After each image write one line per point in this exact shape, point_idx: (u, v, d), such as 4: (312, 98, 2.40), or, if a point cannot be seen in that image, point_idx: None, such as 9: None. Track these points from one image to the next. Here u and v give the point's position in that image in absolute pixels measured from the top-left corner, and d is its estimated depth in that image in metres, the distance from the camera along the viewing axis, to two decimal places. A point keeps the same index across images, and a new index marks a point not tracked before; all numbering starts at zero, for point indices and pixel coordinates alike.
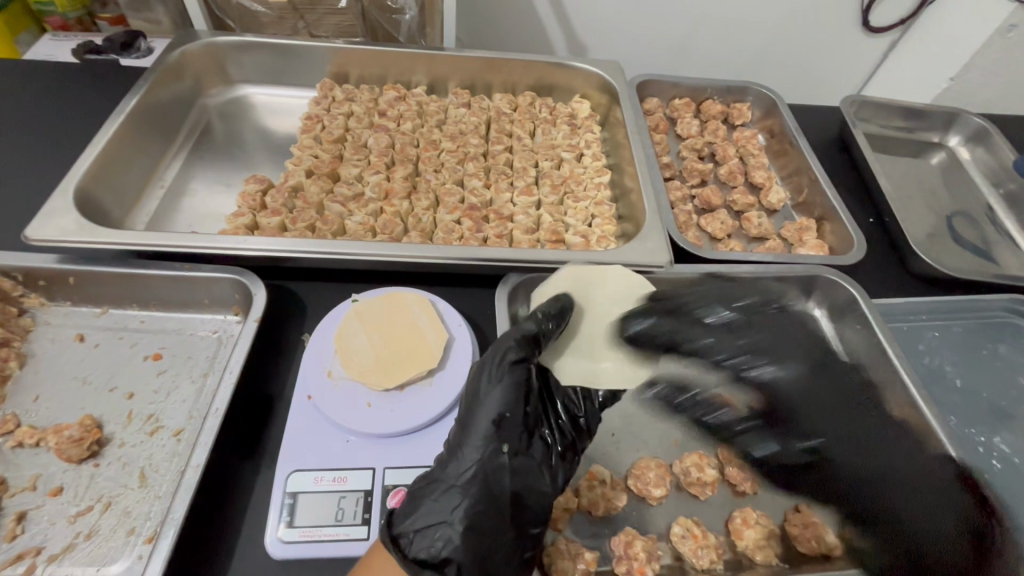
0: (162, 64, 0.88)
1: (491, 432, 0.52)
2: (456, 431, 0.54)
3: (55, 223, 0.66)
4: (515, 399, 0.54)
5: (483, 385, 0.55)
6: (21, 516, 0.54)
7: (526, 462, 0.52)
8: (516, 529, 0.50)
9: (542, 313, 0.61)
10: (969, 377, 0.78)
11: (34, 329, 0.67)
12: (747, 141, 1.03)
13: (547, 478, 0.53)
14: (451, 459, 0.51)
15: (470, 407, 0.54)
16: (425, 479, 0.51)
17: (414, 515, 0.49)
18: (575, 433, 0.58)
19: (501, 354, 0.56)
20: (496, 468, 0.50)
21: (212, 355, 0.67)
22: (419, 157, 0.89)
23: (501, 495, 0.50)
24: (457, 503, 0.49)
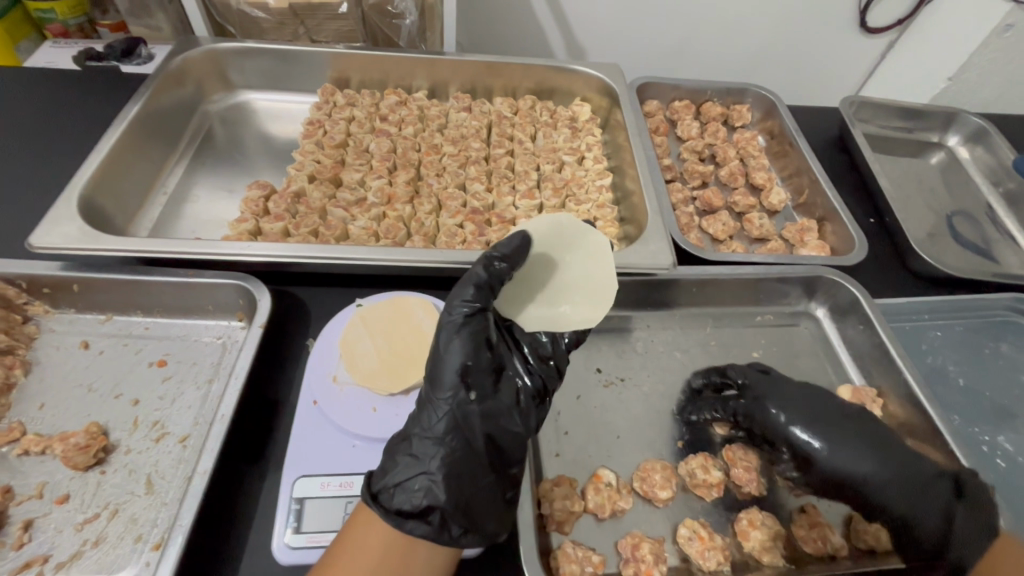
0: (164, 70, 0.89)
1: (456, 382, 0.51)
2: (425, 386, 0.53)
3: (59, 231, 0.66)
4: (476, 347, 0.52)
5: (442, 336, 0.53)
6: (28, 524, 0.54)
7: (494, 407, 0.52)
8: (493, 470, 0.50)
9: (494, 253, 0.56)
10: (972, 376, 0.78)
11: (39, 337, 0.67)
12: (748, 142, 1.04)
13: (517, 419, 0.53)
14: (422, 412, 0.51)
15: (432, 360, 0.53)
16: (401, 436, 0.51)
17: (392, 470, 0.49)
18: (543, 375, 0.57)
19: (454, 305, 0.54)
20: (466, 415, 0.51)
21: (217, 362, 0.67)
22: (421, 162, 0.89)
23: (475, 442, 0.50)
24: (434, 454, 0.49)
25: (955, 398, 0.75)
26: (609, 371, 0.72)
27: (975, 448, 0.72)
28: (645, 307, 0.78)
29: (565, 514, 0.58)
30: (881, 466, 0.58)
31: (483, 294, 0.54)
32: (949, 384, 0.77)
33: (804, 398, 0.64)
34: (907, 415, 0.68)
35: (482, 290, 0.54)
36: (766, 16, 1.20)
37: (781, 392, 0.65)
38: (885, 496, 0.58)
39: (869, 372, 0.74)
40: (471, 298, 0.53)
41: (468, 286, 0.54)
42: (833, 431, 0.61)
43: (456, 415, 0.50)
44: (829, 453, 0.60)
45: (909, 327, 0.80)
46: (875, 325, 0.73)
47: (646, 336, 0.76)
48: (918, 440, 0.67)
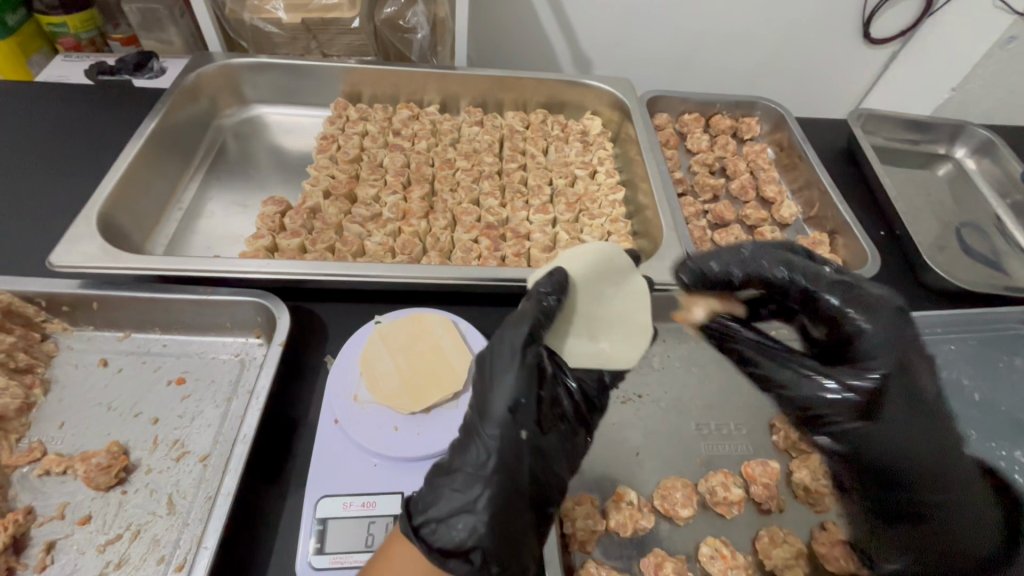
0: (178, 86, 0.89)
1: (508, 419, 0.50)
2: (471, 418, 0.52)
3: (79, 249, 0.66)
4: (529, 384, 0.52)
5: (496, 369, 0.53)
6: (50, 545, 0.54)
7: (542, 445, 0.52)
8: (534, 510, 0.50)
9: (541, 288, 0.57)
10: (987, 390, 0.78)
11: (57, 355, 0.67)
12: (757, 155, 1.05)
13: (559, 460, 0.54)
14: (469, 447, 0.50)
15: (483, 393, 0.52)
16: (441, 469, 0.50)
17: (434, 504, 0.48)
18: (585, 410, 0.57)
19: (511, 339, 0.54)
20: (515, 455, 0.50)
21: (235, 379, 0.67)
22: (435, 176, 0.90)
23: (522, 481, 0.50)
24: (479, 492, 0.48)
25: (970, 413, 0.76)
26: (627, 387, 0.72)
27: (991, 463, 0.72)
28: (661, 321, 0.78)
29: (587, 533, 0.58)
30: (938, 455, 0.57)
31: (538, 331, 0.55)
32: (963, 398, 0.77)
33: (893, 350, 0.57)
34: None
35: (540, 324, 0.55)
36: (773, 29, 1.21)
37: (888, 326, 0.57)
38: (936, 489, 0.56)
39: None
40: (530, 331, 0.54)
41: (524, 322, 0.54)
42: (901, 395, 0.57)
43: (505, 453, 0.49)
44: (898, 420, 0.56)
45: (923, 341, 0.80)
46: None
47: (662, 351, 0.76)
48: None
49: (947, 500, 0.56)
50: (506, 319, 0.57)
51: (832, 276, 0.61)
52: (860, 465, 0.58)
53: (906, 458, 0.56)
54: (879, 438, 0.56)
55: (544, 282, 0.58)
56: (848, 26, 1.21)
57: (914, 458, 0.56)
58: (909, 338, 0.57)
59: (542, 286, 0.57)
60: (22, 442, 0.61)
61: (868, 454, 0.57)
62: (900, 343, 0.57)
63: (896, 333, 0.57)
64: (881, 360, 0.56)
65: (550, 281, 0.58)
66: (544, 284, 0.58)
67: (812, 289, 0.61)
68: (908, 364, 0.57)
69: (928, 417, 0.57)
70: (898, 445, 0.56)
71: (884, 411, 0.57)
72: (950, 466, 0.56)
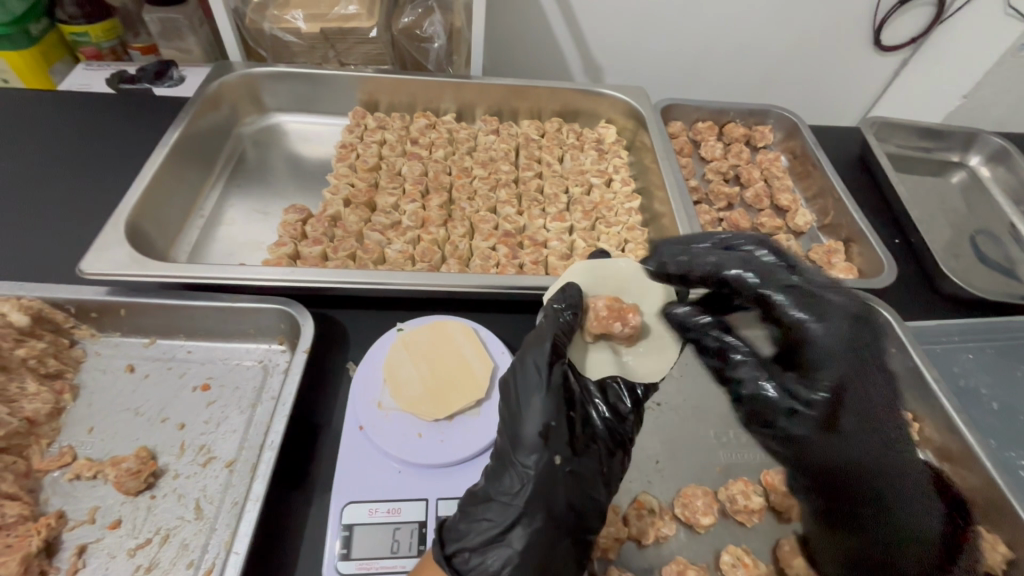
0: (201, 95, 0.91)
1: (539, 446, 0.50)
2: (503, 444, 0.52)
3: (108, 257, 0.67)
4: (558, 406, 0.51)
5: (523, 393, 0.52)
6: (82, 549, 0.55)
7: (579, 468, 0.51)
8: (573, 537, 0.50)
9: (557, 304, 0.60)
10: (1006, 399, 0.78)
11: (85, 360, 0.68)
12: (771, 163, 1.05)
13: (598, 485, 0.52)
14: (502, 475, 0.51)
15: (511, 418, 0.52)
16: (475, 497, 0.51)
17: (470, 534, 0.50)
18: (618, 425, 0.57)
19: (535, 361, 0.53)
20: (549, 482, 0.49)
21: (259, 385, 0.68)
22: (453, 185, 0.91)
23: (559, 509, 0.49)
24: (513, 523, 0.49)
25: (989, 422, 0.76)
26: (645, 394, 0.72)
27: (1012, 472, 0.72)
28: None
29: (610, 541, 0.58)
30: (886, 458, 0.58)
31: (559, 350, 0.55)
32: (981, 406, 0.77)
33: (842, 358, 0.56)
34: (944, 440, 0.68)
35: (561, 342, 0.55)
36: (784, 37, 1.22)
37: (841, 331, 0.56)
38: (880, 487, 0.58)
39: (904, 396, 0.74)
40: (551, 351, 0.54)
41: (546, 342, 0.54)
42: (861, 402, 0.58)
43: (538, 482, 0.49)
44: (850, 422, 0.58)
45: (941, 350, 0.80)
46: (909, 349, 0.73)
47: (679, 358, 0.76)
48: (956, 466, 0.67)
49: (889, 497, 0.57)
50: (528, 337, 0.57)
51: (789, 280, 0.57)
52: (808, 467, 0.60)
53: (863, 460, 0.58)
54: (834, 445, 0.58)
55: (560, 298, 0.61)
56: (859, 35, 1.21)
57: (863, 453, 0.58)
58: (870, 343, 0.57)
59: (558, 302, 0.60)
60: (52, 447, 0.62)
61: (824, 458, 0.59)
62: (847, 346, 0.56)
63: (844, 343, 0.56)
64: (830, 367, 0.56)
65: (565, 296, 0.61)
66: (558, 299, 0.61)
67: (779, 298, 0.56)
68: (863, 371, 0.57)
69: (880, 418, 0.58)
70: (850, 447, 0.58)
71: (844, 413, 0.57)
72: (893, 463, 0.58)
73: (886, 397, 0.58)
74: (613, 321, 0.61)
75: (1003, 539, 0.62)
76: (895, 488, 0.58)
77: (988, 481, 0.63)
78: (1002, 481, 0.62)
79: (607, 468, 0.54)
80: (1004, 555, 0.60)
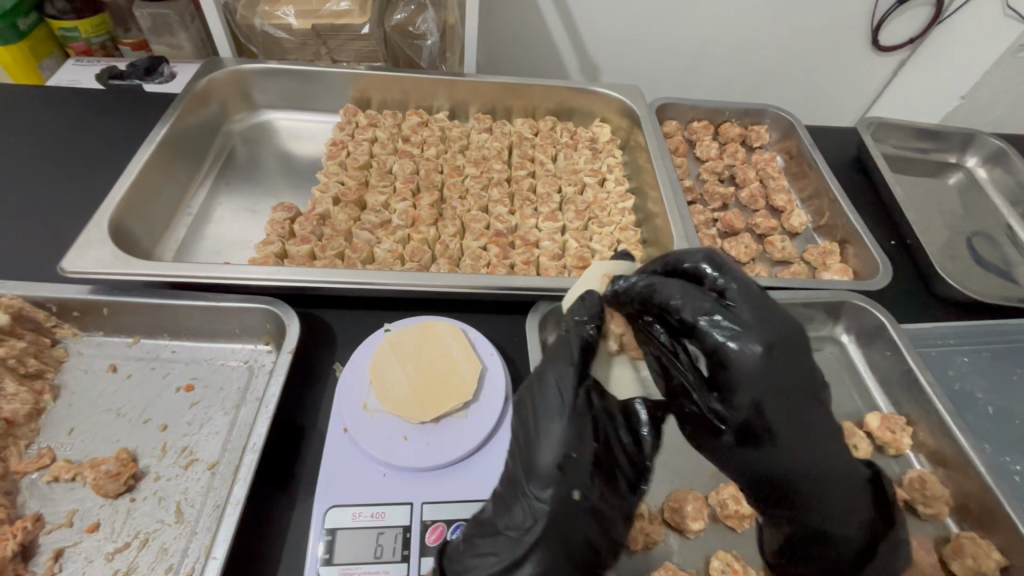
0: (189, 92, 0.89)
1: (556, 479, 0.46)
2: (515, 471, 0.49)
3: (90, 255, 0.66)
4: (580, 436, 0.48)
5: (542, 419, 0.49)
6: (59, 553, 0.54)
7: (599, 504, 0.48)
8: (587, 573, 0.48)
9: (579, 317, 0.54)
10: (1001, 403, 0.77)
11: (67, 360, 0.67)
12: (767, 163, 1.04)
13: (619, 519, 0.49)
14: (514, 506, 0.48)
15: (528, 446, 0.49)
16: (483, 527, 0.49)
17: (476, 568, 0.47)
18: (640, 452, 0.53)
19: (557, 385, 0.50)
20: (566, 517, 0.46)
21: (244, 386, 0.67)
22: (444, 183, 0.90)
23: (573, 545, 0.47)
24: (523, 558, 0.46)
25: (984, 426, 0.75)
26: None
27: (1007, 478, 0.71)
28: None
29: None
30: (829, 482, 0.52)
31: (582, 373, 0.51)
32: (976, 410, 0.76)
33: (771, 379, 0.49)
34: (939, 445, 0.68)
35: (583, 362, 0.51)
36: (781, 37, 1.21)
37: (760, 354, 0.49)
38: (815, 507, 0.53)
39: (898, 400, 0.73)
40: (574, 373, 0.50)
41: (569, 363, 0.50)
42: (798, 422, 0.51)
43: (555, 518, 0.46)
44: (785, 451, 0.51)
45: (935, 353, 0.79)
46: (904, 352, 0.72)
47: None
48: (950, 471, 0.66)
49: (824, 516, 0.53)
50: (547, 354, 0.53)
51: (712, 301, 0.50)
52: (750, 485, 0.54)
53: (806, 485, 0.52)
54: (767, 465, 0.52)
55: (584, 308, 0.55)
56: (856, 35, 1.21)
57: (800, 475, 0.52)
58: (796, 363, 0.51)
59: (580, 313, 0.55)
60: (31, 448, 0.61)
61: (767, 481, 0.53)
62: (772, 373, 0.49)
63: (768, 370, 0.49)
64: (752, 394, 0.49)
65: (591, 308, 0.55)
66: (581, 311, 0.55)
67: (699, 320, 0.50)
68: (794, 396, 0.50)
69: (821, 443, 0.52)
70: (793, 471, 0.52)
71: (779, 438, 0.51)
72: (838, 482, 0.53)
73: (825, 421, 0.53)
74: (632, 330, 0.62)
75: (997, 545, 0.61)
76: (833, 503, 0.53)
77: (982, 486, 0.62)
78: (996, 486, 0.61)
79: (626, 501, 0.51)
80: (999, 562, 0.59)
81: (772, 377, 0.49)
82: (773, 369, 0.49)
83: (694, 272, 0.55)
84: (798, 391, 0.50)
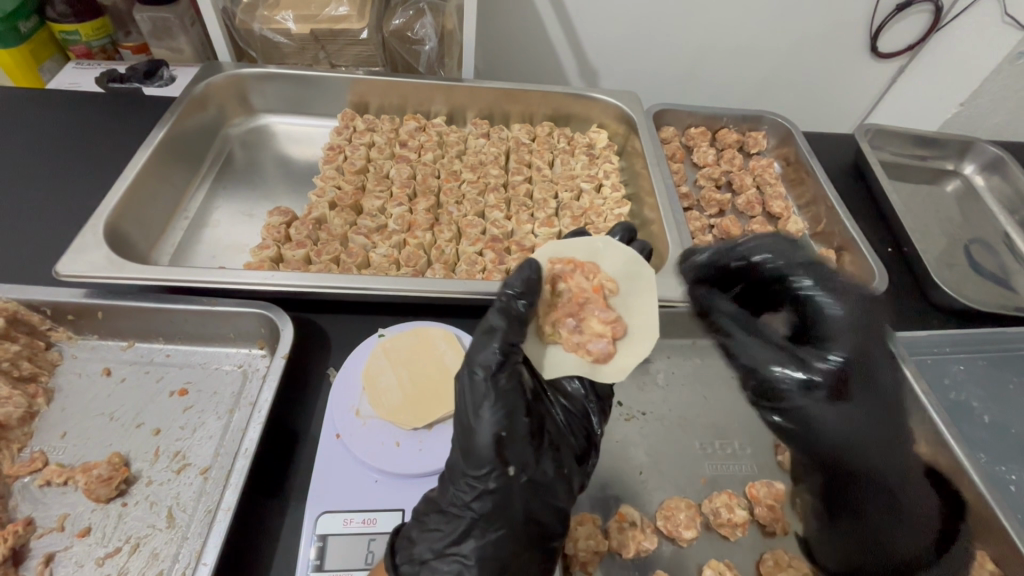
0: (187, 96, 0.90)
1: (489, 456, 0.47)
2: (455, 454, 0.50)
3: (86, 259, 0.66)
4: (509, 413, 0.48)
5: (470, 403, 0.48)
6: (49, 557, 0.54)
7: (536, 476, 0.49)
8: (537, 544, 0.49)
9: (510, 292, 0.53)
10: (996, 411, 0.77)
11: (61, 363, 0.67)
12: (764, 170, 1.04)
13: (562, 489, 0.50)
14: (453, 487, 0.49)
15: (461, 427, 0.49)
16: (429, 506, 0.51)
17: (421, 544, 0.49)
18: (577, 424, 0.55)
19: (480, 364, 0.49)
20: (504, 492, 0.48)
21: (237, 391, 0.67)
22: (441, 188, 0.91)
23: (517, 519, 0.48)
24: (467, 537, 0.48)
25: (979, 435, 0.75)
26: (630, 404, 0.71)
27: (1001, 487, 0.71)
28: (665, 336, 0.77)
29: (589, 554, 0.57)
30: (871, 432, 0.62)
31: (509, 345, 0.50)
32: (971, 419, 0.76)
33: (845, 336, 0.62)
34: (933, 453, 0.67)
35: (512, 340, 0.50)
36: (780, 43, 1.21)
37: (855, 321, 0.62)
38: (861, 454, 0.62)
39: None
40: (500, 355, 0.49)
41: (493, 343, 0.49)
42: (850, 382, 0.62)
43: (489, 491, 0.47)
44: (847, 402, 0.62)
45: (931, 361, 0.79)
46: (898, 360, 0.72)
47: (666, 367, 0.75)
48: (945, 480, 0.66)
49: (870, 468, 0.62)
50: (475, 334, 0.52)
51: (808, 261, 0.64)
52: (802, 428, 0.62)
53: (871, 453, 0.62)
54: (826, 410, 0.62)
55: (517, 280, 0.54)
56: (856, 43, 1.21)
57: (855, 445, 0.62)
58: (868, 340, 0.63)
59: (512, 289, 0.53)
60: (23, 452, 0.61)
61: (822, 429, 0.62)
62: (852, 334, 0.62)
63: (859, 323, 0.62)
64: (843, 345, 0.62)
65: (524, 277, 0.54)
66: (513, 286, 0.53)
67: (797, 276, 0.64)
68: (868, 360, 0.62)
69: (880, 419, 0.62)
70: (841, 414, 0.62)
71: (845, 380, 0.62)
72: (886, 441, 0.62)
73: (886, 397, 0.63)
74: (563, 317, 0.56)
75: (990, 555, 0.61)
76: (882, 480, 0.62)
77: (976, 496, 0.62)
78: (991, 496, 0.61)
79: (568, 470, 0.51)
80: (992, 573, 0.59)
81: (854, 341, 0.62)
82: (853, 332, 0.62)
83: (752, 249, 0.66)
84: (865, 367, 0.62)
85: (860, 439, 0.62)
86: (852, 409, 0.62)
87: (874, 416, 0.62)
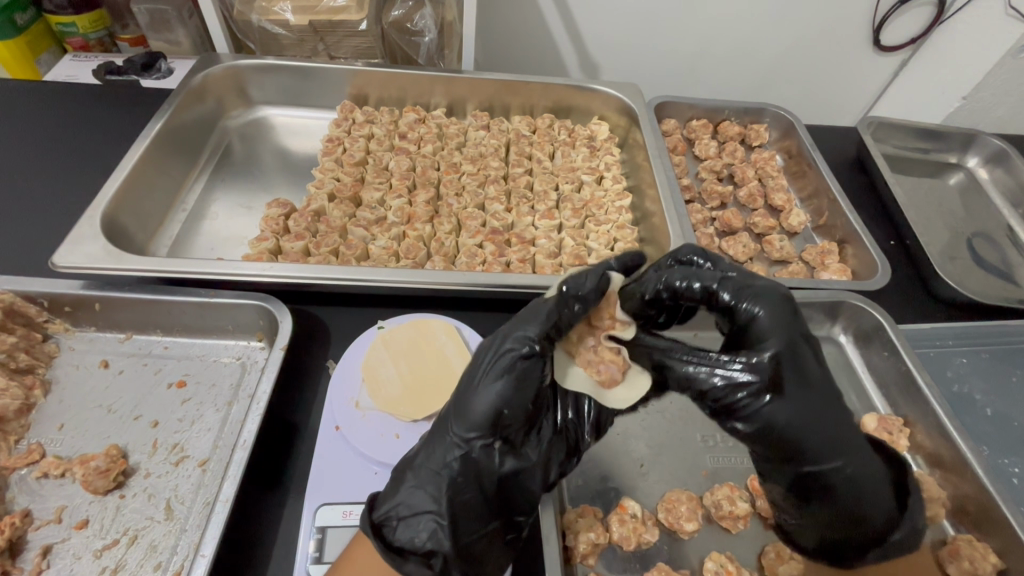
0: (185, 87, 0.89)
1: (484, 426, 0.47)
2: (449, 411, 0.50)
3: (83, 250, 0.66)
4: (521, 392, 0.47)
5: (485, 370, 0.48)
6: (47, 549, 0.54)
7: (521, 463, 0.50)
8: (504, 517, 0.50)
9: (573, 292, 0.51)
10: (999, 404, 0.76)
11: (59, 355, 0.67)
12: (766, 162, 1.03)
13: (541, 478, 0.51)
14: (439, 443, 0.49)
15: (471, 391, 0.48)
16: (409, 463, 0.50)
17: (398, 502, 0.47)
18: (569, 427, 0.55)
19: (509, 341, 0.48)
20: (488, 462, 0.48)
21: (236, 383, 0.66)
22: (441, 180, 0.90)
23: (491, 489, 0.48)
24: (442, 494, 0.47)
25: (981, 427, 0.74)
26: None
27: (1004, 480, 0.70)
28: None
29: (589, 547, 0.56)
30: (836, 428, 0.50)
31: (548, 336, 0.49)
32: (975, 411, 0.75)
33: (782, 333, 0.50)
34: (935, 445, 0.67)
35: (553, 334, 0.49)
36: (783, 35, 1.20)
37: (778, 319, 0.50)
38: (832, 457, 0.50)
39: (895, 401, 0.73)
40: (536, 339, 0.48)
41: (533, 327, 0.48)
42: (802, 385, 0.49)
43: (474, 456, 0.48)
44: (809, 408, 0.49)
45: (933, 353, 0.79)
46: (901, 352, 0.72)
47: None
48: (947, 473, 0.65)
49: (851, 469, 0.51)
50: (516, 316, 0.51)
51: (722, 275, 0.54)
52: (766, 440, 0.49)
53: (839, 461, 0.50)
54: (784, 418, 0.48)
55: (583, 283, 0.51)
56: (860, 35, 1.19)
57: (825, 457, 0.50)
58: (803, 333, 0.51)
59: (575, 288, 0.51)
60: (21, 444, 0.60)
61: (789, 442, 0.49)
62: (785, 331, 0.49)
63: (787, 319, 0.50)
64: (782, 342, 0.49)
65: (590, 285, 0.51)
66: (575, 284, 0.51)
67: (712, 282, 0.54)
68: (810, 356, 0.50)
69: (840, 418, 0.50)
70: (799, 420, 0.49)
71: (788, 383, 0.48)
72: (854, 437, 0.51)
73: (836, 394, 0.51)
74: (585, 335, 0.56)
75: (993, 548, 0.61)
76: (857, 484, 0.51)
77: (980, 489, 0.62)
78: (994, 489, 0.61)
79: (552, 463, 0.52)
80: (995, 565, 0.58)
81: (790, 339, 0.49)
82: (786, 330, 0.50)
83: (670, 278, 0.56)
84: (819, 375, 0.50)
85: (829, 452, 0.50)
86: (812, 418, 0.49)
87: (835, 420, 0.50)
